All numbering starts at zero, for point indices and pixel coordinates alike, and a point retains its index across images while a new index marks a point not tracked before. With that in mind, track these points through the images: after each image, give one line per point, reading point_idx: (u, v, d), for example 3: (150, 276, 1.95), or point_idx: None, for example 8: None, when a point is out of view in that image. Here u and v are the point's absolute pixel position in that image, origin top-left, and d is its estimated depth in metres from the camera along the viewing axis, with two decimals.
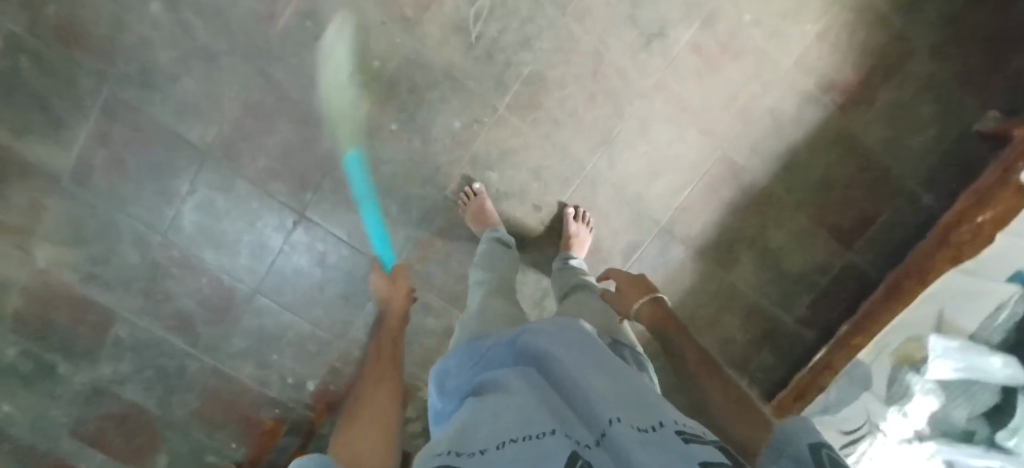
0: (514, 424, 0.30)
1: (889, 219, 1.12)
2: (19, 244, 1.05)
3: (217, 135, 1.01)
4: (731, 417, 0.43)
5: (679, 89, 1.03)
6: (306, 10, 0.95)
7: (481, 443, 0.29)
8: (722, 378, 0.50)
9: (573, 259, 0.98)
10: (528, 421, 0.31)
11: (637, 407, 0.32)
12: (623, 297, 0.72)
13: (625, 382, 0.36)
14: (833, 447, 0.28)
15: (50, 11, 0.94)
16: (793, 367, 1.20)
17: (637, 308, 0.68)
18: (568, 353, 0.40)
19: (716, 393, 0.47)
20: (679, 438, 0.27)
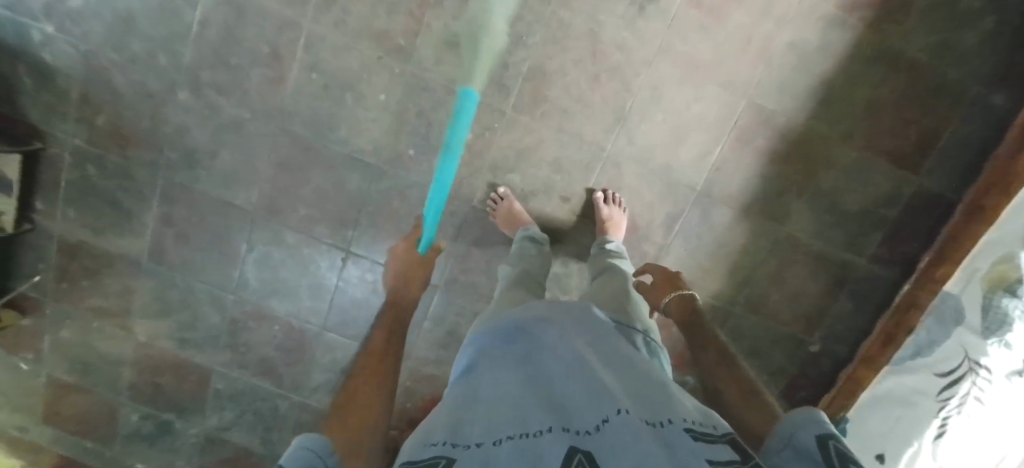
0: (514, 422, 0.34)
1: (957, 130, 1.01)
2: (122, 324, 1.20)
3: (259, 195, 1.09)
4: (743, 410, 0.47)
5: (686, 47, 0.98)
6: (310, 63, 1.00)
7: (476, 437, 0.34)
8: (737, 372, 0.54)
9: (611, 242, 0.97)
10: (529, 418, 0.35)
11: (649, 404, 0.36)
12: (652, 291, 0.80)
13: (636, 380, 0.41)
14: (840, 437, 0.34)
15: (101, 120, 1.06)
16: (877, 310, 1.11)
17: (665, 301, 0.76)
18: (582, 351, 0.45)
19: (726, 384, 0.52)
20: (686, 436, 0.31)
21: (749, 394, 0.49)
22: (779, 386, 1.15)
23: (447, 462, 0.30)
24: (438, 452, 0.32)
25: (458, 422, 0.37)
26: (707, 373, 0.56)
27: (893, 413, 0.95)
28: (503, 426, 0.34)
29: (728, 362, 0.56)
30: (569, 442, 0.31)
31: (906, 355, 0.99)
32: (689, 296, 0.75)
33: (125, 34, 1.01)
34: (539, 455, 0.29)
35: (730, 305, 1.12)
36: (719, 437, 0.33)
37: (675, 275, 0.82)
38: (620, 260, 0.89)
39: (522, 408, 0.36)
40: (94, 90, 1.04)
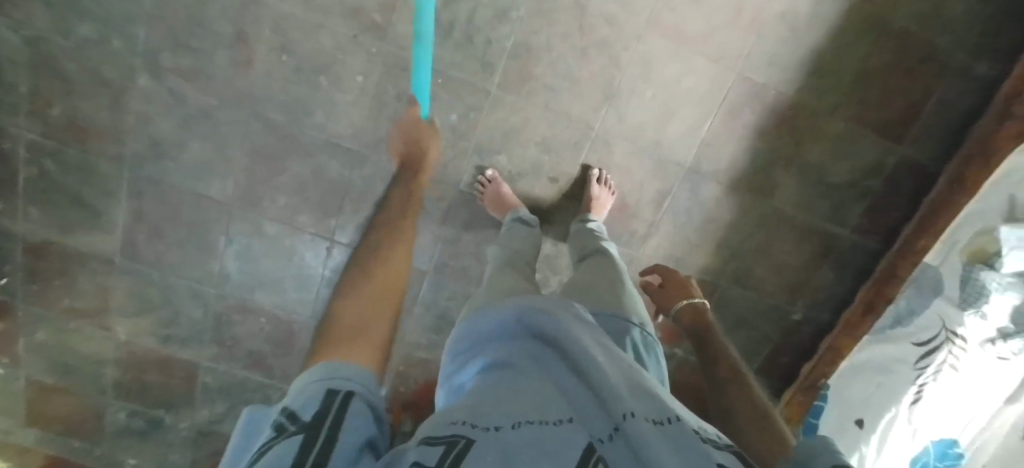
0: (529, 410, 0.34)
1: (940, 101, 1.02)
2: (101, 323, 1.16)
3: (234, 186, 1.04)
4: (760, 437, 0.49)
5: (676, 19, 0.94)
6: (278, 44, 0.93)
7: (494, 418, 0.33)
8: (754, 399, 0.56)
9: (592, 222, 0.96)
10: (544, 410, 0.34)
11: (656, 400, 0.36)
12: (666, 296, 0.89)
13: (641, 374, 0.41)
14: None
15: (55, 112, 0.99)
16: (859, 279, 1.14)
17: (676, 308, 0.85)
18: (586, 339, 0.44)
19: (743, 409, 0.54)
20: (696, 437, 0.32)
21: (766, 422, 0.51)
22: (764, 353, 1.19)
23: (468, 444, 0.30)
24: (458, 432, 0.31)
25: (474, 401, 0.36)
26: (726, 393, 0.59)
27: (873, 381, 0.99)
28: (518, 412, 0.34)
29: (748, 388, 0.59)
30: (586, 439, 0.31)
31: (886, 323, 1.01)
32: (700, 306, 0.82)
33: (72, 16, 0.92)
34: (559, 449, 0.30)
35: (718, 278, 1.14)
36: (725, 446, 0.33)
37: (686, 283, 0.90)
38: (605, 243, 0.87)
39: (535, 399, 0.36)
40: (44, 79, 0.96)
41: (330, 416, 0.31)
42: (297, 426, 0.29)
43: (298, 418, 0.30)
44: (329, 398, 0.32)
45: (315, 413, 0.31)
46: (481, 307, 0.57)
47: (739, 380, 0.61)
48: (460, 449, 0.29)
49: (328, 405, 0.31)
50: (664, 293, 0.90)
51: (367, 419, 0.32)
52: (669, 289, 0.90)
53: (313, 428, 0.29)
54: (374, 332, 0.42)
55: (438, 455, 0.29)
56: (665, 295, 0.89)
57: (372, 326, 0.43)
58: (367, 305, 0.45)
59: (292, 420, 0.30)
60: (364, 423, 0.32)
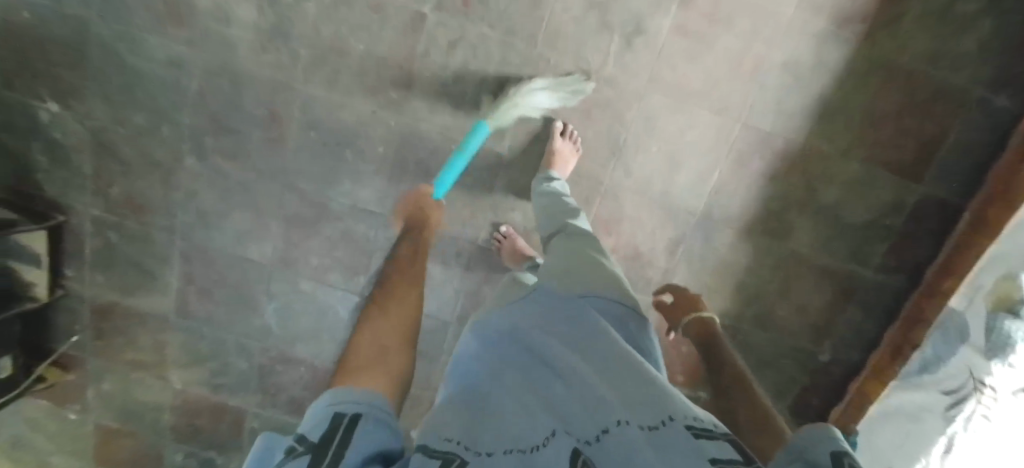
0: (520, 434, 0.35)
1: (959, 136, 1.00)
2: (159, 374, 1.27)
3: (272, 249, 1.13)
4: (755, 430, 0.52)
5: (677, 77, 0.97)
6: (307, 122, 1.02)
7: (488, 443, 0.34)
8: (752, 394, 0.60)
9: (554, 180, 0.95)
10: (533, 429, 0.35)
11: (651, 403, 0.35)
12: (676, 311, 0.93)
13: (641, 378, 0.40)
14: None
15: (115, 190, 1.10)
16: (887, 318, 1.12)
17: (685, 321, 0.89)
18: (587, 358, 0.45)
19: (741, 407, 0.58)
20: (686, 434, 0.30)
21: (762, 415, 0.55)
22: (790, 394, 1.18)
23: (458, 463, 0.31)
24: (450, 449, 0.33)
25: (471, 419, 0.38)
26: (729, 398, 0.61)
27: (902, 429, 0.99)
28: (508, 435, 0.35)
29: (748, 385, 0.63)
30: (570, 456, 0.31)
31: (913, 369, 1.00)
32: (708, 320, 0.85)
33: (128, 108, 1.04)
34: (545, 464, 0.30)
35: (738, 321, 1.14)
36: (722, 435, 0.32)
37: (695, 298, 0.93)
38: (576, 215, 0.85)
39: (528, 419, 0.37)
40: (105, 164, 1.08)
41: (337, 434, 0.32)
42: (304, 446, 0.31)
43: (307, 440, 0.32)
44: (339, 420, 0.34)
45: (323, 434, 0.32)
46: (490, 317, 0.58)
47: (740, 381, 0.65)
48: (454, 465, 0.30)
49: (335, 426, 0.33)
50: (676, 309, 0.93)
51: (377, 434, 0.34)
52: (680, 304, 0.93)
53: (320, 448, 0.31)
54: (390, 364, 0.44)
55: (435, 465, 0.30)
56: (676, 311, 0.92)
57: (386, 358, 0.45)
58: (383, 337, 0.48)
59: (301, 442, 0.32)
60: (372, 438, 0.33)
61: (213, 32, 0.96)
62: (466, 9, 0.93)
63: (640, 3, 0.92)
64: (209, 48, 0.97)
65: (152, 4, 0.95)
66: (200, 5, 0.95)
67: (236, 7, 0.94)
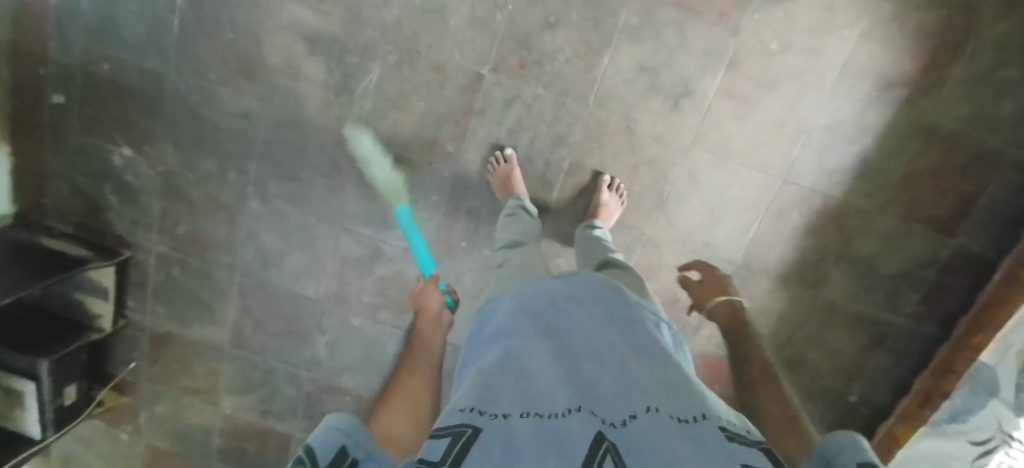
0: (540, 402, 0.35)
1: (994, 193, 1.01)
2: (211, 400, 1.33)
3: (326, 287, 1.19)
4: (790, 441, 0.47)
5: (720, 136, 1.01)
6: (367, 171, 1.08)
7: (503, 409, 0.35)
8: (783, 401, 0.55)
9: (597, 228, 0.97)
10: (555, 399, 0.35)
11: (679, 401, 0.37)
12: (702, 293, 0.84)
13: (667, 375, 0.41)
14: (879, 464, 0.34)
15: (181, 229, 1.17)
16: (920, 364, 1.15)
17: (712, 302, 0.81)
18: (609, 345, 0.45)
19: (771, 414, 0.52)
20: (721, 437, 0.32)
21: (794, 427, 0.49)
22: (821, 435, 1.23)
23: (474, 433, 0.31)
24: (465, 421, 0.33)
25: (486, 389, 0.38)
26: (753, 393, 0.58)
27: None
28: (526, 405, 0.35)
29: (778, 390, 0.58)
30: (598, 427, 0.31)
31: (941, 417, 1.04)
32: (739, 305, 0.78)
33: (197, 155, 1.10)
34: (566, 440, 0.29)
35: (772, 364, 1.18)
36: (754, 443, 0.33)
37: (725, 283, 0.86)
38: (612, 252, 0.87)
39: (548, 387, 0.37)
40: (173, 204, 1.14)
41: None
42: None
43: (314, 461, 0.35)
44: (342, 455, 0.36)
45: (328, 462, 0.35)
46: (506, 300, 0.59)
47: (767, 381, 0.60)
48: (468, 437, 0.31)
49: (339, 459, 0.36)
50: (704, 288, 0.85)
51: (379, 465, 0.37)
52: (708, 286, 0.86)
53: None
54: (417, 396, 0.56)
55: (446, 444, 0.31)
56: (703, 290, 0.85)
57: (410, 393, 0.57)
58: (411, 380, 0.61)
59: (308, 461, 0.35)
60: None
61: (283, 88, 1.03)
62: (521, 71, 0.99)
63: (688, 68, 0.97)
64: (278, 101, 1.04)
65: (226, 60, 1.02)
66: (272, 63, 1.01)
67: (306, 65, 1.01)
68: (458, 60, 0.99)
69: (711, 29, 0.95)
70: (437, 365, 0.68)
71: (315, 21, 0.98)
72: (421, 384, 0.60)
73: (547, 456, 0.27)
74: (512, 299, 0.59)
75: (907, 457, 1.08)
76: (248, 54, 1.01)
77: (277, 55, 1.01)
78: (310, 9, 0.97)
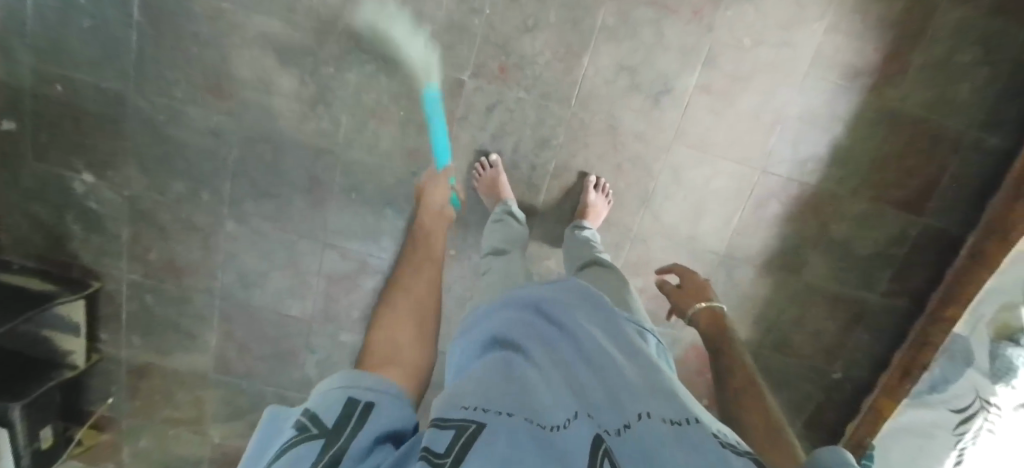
0: (539, 407, 0.35)
1: (957, 172, 1.06)
2: (197, 429, 1.28)
3: (312, 305, 1.15)
4: (778, 461, 0.45)
5: (699, 130, 1.03)
6: (348, 184, 1.05)
7: (504, 404, 0.34)
8: (766, 415, 0.54)
9: (586, 229, 0.98)
10: (553, 407, 0.35)
11: (675, 402, 0.37)
12: (683, 299, 0.84)
13: (660, 377, 0.42)
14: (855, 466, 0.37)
15: (154, 255, 1.11)
16: (896, 338, 1.21)
17: (692, 309, 0.80)
18: (603, 345, 0.45)
19: (753, 425, 0.52)
20: (718, 442, 0.32)
21: (779, 446, 0.48)
22: (808, 412, 1.28)
23: (478, 428, 0.30)
24: (468, 416, 0.32)
25: (483, 382, 0.37)
26: (734, 403, 0.57)
27: (914, 443, 1.08)
28: (524, 404, 0.35)
29: (761, 402, 0.56)
30: (597, 437, 0.32)
31: (924, 389, 1.09)
32: (719, 310, 0.78)
33: (166, 176, 1.05)
34: (569, 452, 0.30)
35: (760, 348, 1.22)
36: (747, 450, 0.33)
37: (705, 286, 0.85)
38: (599, 251, 0.87)
39: (546, 393, 0.37)
40: (143, 230, 1.09)
41: (352, 422, 0.32)
42: (320, 431, 0.31)
43: (321, 424, 0.32)
44: (351, 405, 0.34)
45: (337, 419, 0.33)
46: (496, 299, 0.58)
47: (751, 392, 0.58)
48: (472, 433, 0.30)
49: (349, 412, 0.33)
50: (683, 293, 0.85)
51: (391, 413, 0.35)
52: (687, 290, 0.85)
53: (335, 430, 0.31)
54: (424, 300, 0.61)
55: (449, 439, 0.30)
56: (683, 296, 0.84)
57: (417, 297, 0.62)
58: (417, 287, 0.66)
59: (315, 425, 0.32)
60: (389, 417, 0.34)
61: (256, 103, 0.99)
62: (502, 75, 0.98)
63: (665, 66, 0.98)
64: (250, 117, 1.00)
65: (192, 76, 0.97)
66: (242, 77, 0.97)
67: (279, 78, 0.97)
68: (436, 67, 0.97)
69: (688, 26, 0.96)
70: (435, 281, 0.70)
71: (285, 32, 0.94)
72: (426, 290, 0.65)
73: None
74: (501, 298, 0.58)
75: (892, 429, 1.13)
76: (215, 69, 0.97)
77: (247, 69, 0.97)
78: (279, 20, 0.93)
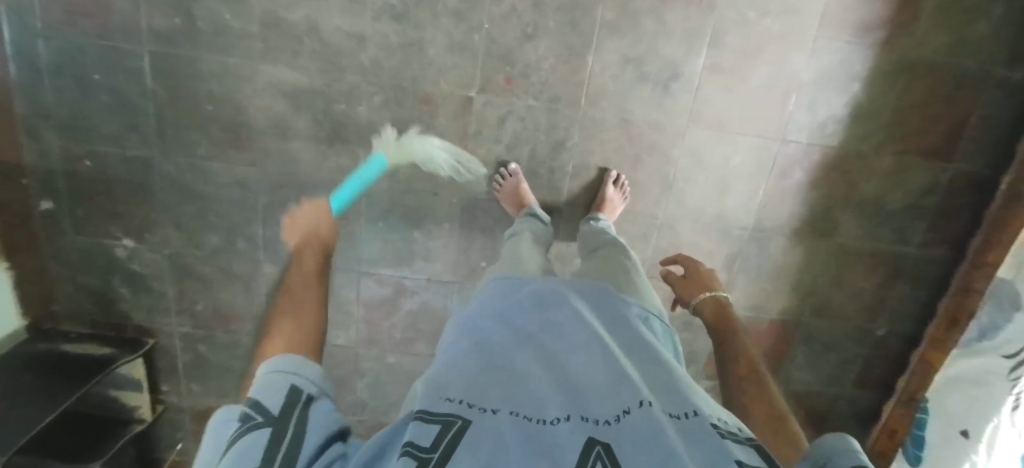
0: (530, 405, 0.38)
1: (982, 112, 1.03)
2: None
3: (357, 333, 1.19)
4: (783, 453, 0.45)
5: (713, 110, 1.02)
6: (374, 214, 1.07)
7: (491, 404, 0.37)
8: (772, 404, 0.53)
9: (600, 221, 0.98)
10: (546, 402, 0.38)
11: (673, 398, 0.39)
12: (688, 290, 0.84)
13: (657, 372, 0.44)
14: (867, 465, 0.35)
15: (200, 307, 1.16)
16: (939, 287, 1.19)
17: (698, 299, 0.80)
18: (597, 340, 0.47)
19: (758, 412, 0.52)
20: (714, 431, 0.34)
21: (785, 435, 0.48)
22: (855, 370, 1.28)
23: (463, 424, 0.33)
24: (454, 411, 0.35)
25: (471, 380, 0.41)
26: (739, 391, 0.57)
27: (969, 392, 1.07)
28: (518, 401, 0.38)
29: (764, 388, 0.56)
30: (591, 435, 0.33)
31: (972, 337, 1.09)
32: (723, 299, 0.78)
33: (200, 231, 1.08)
34: (556, 449, 0.32)
35: (799, 315, 1.22)
36: (745, 439, 0.35)
37: (710, 275, 0.86)
38: (607, 235, 0.89)
39: (539, 389, 0.40)
40: (187, 284, 1.13)
41: (294, 413, 0.36)
42: (265, 420, 0.35)
43: (266, 414, 0.36)
44: (293, 396, 0.38)
45: (281, 409, 0.36)
46: (494, 292, 0.61)
47: (755, 381, 0.57)
48: (459, 427, 0.33)
49: (292, 402, 0.37)
50: (688, 284, 0.85)
51: (328, 417, 0.38)
52: (693, 280, 0.86)
53: (278, 422, 0.35)
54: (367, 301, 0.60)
55: (437, 430, 0.32)
56: (689, 286, 0.85)
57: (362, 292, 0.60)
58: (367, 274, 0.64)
59: (260, 414, 0.36)
60: (325, 419, 0.37)
61: (275, 149, 1.01)
62: (509, 86, 0.99)
63: (670, 52, 0.97)
64: (273, 163, 1.03)
65: (212, 133, 1.00)
66: (259, 127, 1.00)
67: (293, 121, 0.99)
68: (443, 87, 0.98)
69: (688, 9, 0.94)
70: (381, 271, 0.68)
71: (293, 76, 0.96)
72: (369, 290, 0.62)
73: (539, 459, 0.30)
74: (503, 290, 0.61)
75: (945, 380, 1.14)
76: (232, 123, 0.99)
77: (262, 118, 0.99)
78: (286, 66, 0.95)
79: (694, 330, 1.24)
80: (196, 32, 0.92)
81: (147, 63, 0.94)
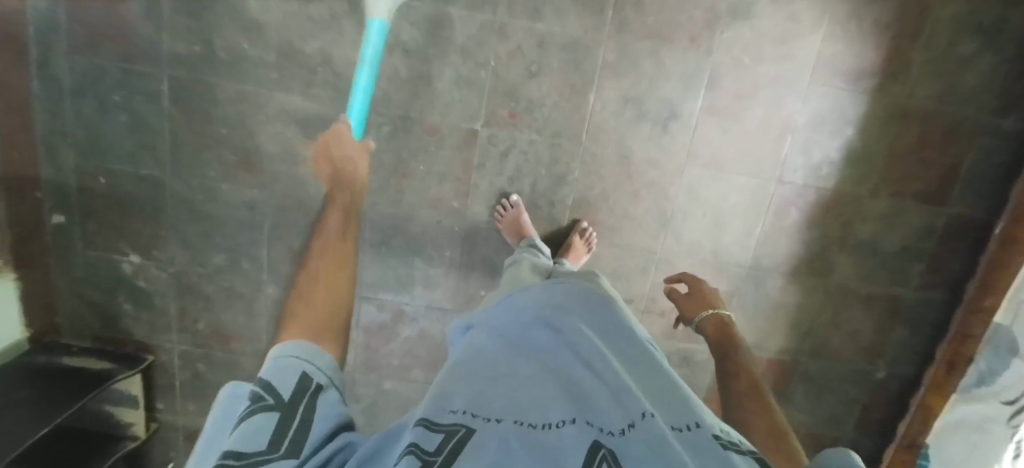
0: (534, 410, 0.39)
1: (974, 159, 1.06)
2: None
3: (355, 356, 1.20)
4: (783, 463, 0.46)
5: (711, 149, 1.05)
6: (378, 240, 1.10)
7: (495, 411, 0.38)
8: (771, 417, 0.54)
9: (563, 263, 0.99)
10: (550, 407, 0.39)
11: (674, 409, 0.40)
12: (692, 305, 0.85)
13: (657, 383, 0.45)
14: None
15: (201, 326, 1.17)
16: (936, 329, 1.19)
17: (701, 316, 0.81)
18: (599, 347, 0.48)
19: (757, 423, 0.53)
20: (713, 441, 0.35)
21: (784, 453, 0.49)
22: (854, 412, 1.26)
23: (467, 433, 0.35)
24: (460, 421, 0.37)
25: (476, 387, 0.42)
26: (739, 404, 0.57)
27: (970, 441, 1.02)
28: (522, 408, 0.39)
29: (766, 404, 0.57)
30: (595, 441, 0.35)
31: (971, 382, 1.07)
32: (726, 317, 0.79)
33: (205, 251, 1.11)
34: (563, 452, 0.34)
35: (797, 354, 1.22)
36: (744, 450, 0.36)
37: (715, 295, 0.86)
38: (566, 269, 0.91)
39: (542, 395, 0.41)
40: (189, 302, 1.15)
41: (304, 400, 0.39)
42: (277, 403, 0.38)
43: (276, 396, 0.39)
44: (304, 380, 0.41)
45: (292, 394, 0.39)
46: (495, 305, 0.62)
47: (758, 398, 0.58)
48: (462, 436, 0.35)
49: (303, 388, 0.40)
50: (689, 301, 0.86)
51: (335, 405, 0.41)
52: (696, 298, 0.86)
53: (288, 407, 0.38)
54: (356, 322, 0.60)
55: (441, 440, 0.34)
56: (690, 303, 0.85)
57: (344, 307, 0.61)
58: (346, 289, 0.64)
59: (272, 395, 0.39)
60: (332, 408, 0.40)
61: (285, 174, 1.05)
62: (513, 120, 1.02)
63: (669, 92, 1.01)
64: (282, 187, 1.06)
65: (224, 157, 1.03)
66: (270, 152, 1.03)
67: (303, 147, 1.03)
68: (449, 120, 1.02)
69: (686, 52, 0.98)
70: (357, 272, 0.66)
71: (305, 104, 1.00)
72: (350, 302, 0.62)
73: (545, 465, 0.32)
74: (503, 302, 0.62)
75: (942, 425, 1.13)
76: (244, 147, 1.03)
77: (273, 144, 1.03)
78: (299, 95, 0.99)
79: (692, 366, 1.24)
80: (214, 60, 0.97)
81: (166, 88, 0.99)
